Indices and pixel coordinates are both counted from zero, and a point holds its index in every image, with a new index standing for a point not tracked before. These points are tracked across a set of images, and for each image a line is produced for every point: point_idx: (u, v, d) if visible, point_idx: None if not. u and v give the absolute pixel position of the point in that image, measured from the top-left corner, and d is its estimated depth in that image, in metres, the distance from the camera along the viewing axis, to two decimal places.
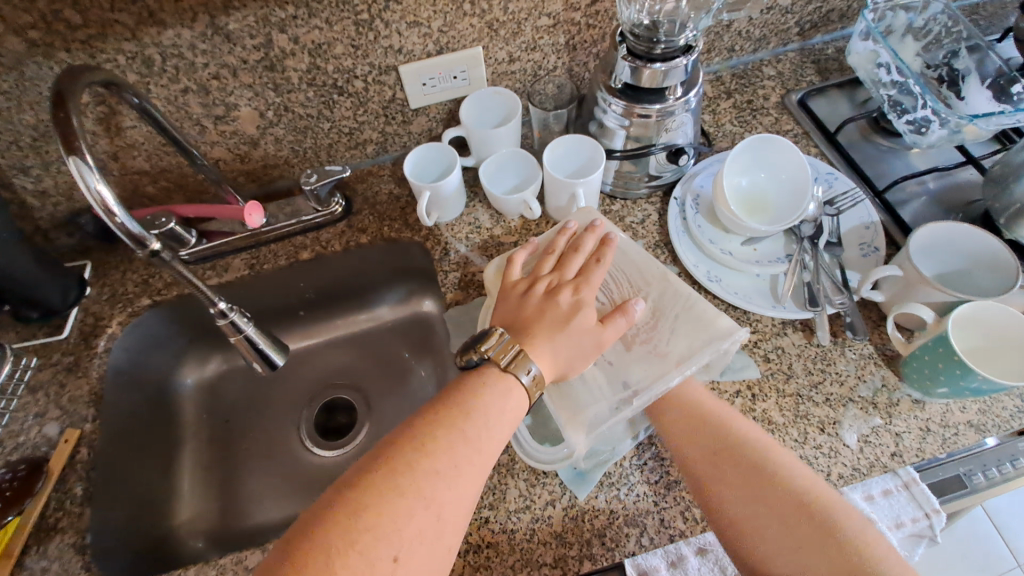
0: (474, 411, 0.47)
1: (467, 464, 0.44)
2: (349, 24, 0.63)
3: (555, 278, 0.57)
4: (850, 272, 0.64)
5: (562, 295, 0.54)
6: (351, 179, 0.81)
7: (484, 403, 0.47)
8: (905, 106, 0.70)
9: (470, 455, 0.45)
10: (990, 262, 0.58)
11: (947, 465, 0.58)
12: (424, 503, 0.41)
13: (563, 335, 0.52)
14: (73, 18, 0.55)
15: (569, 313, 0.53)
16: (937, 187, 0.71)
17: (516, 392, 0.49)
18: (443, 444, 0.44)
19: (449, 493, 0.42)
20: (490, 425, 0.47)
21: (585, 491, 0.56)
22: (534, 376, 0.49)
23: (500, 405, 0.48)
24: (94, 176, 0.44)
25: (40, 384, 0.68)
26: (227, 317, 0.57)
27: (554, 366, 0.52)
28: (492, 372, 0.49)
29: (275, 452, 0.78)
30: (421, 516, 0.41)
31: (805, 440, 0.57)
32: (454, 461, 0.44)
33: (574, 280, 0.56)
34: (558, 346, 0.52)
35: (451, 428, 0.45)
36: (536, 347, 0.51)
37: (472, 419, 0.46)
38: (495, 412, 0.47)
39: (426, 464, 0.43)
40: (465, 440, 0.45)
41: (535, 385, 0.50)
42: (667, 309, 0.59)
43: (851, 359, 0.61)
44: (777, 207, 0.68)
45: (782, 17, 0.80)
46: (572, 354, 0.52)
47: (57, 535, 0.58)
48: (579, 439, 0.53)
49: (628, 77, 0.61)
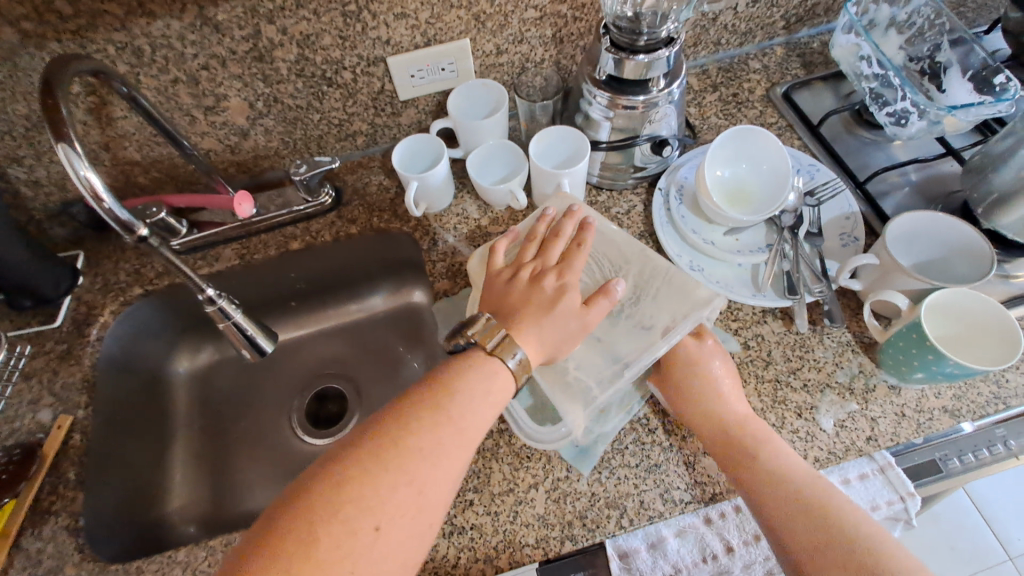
0: (458, 393, 0.47)
1: (450, 443, 0.45)
2: (337, 16, 0.63)
3: (538, 264, 0.58)
4: (829, 261, 0.66)
5: (545, 281, 0.56)
6: (341, 171, 0.82)
7: (470, 384, 0.48)
8: (886, 98, 0.71)
9: (453, 434, 0.46)
10: (965, 249, 0.59)
11: (923, 450, 0.58)
12: (406, 479, 0.42)
13: (548, 319, 0.53)
14: (63, 8, 0.55)
15: (554, 297, 0.54)
16: (918, 178, 0.72)
17: (501, 374, 0.50)
18: (427, 423, 0.45)
19: (432, 470, 0.43)
20: (475, 405, 0.48)
21: (588, 466, 0.57)
22: (519, 360, 0.50)
23: (485, 386, 0.49)
24: (83, 163, 0.45)
25: (34, 371, 0.69)
26: (215, 304, 0.58)
27: (541, 349, 0.52)
28: (479, 355, 0.50)
29: (267, 439, 0.79)
30: (404, 491, 0.42)
31: (783, 425, 0.58)
32: (438, 439, 0.45)
33: (557, 265, 0.57)
34: (544, 330, 0.53)
35: (436, 408, 0.46)
36: (522, 331, 0.52)
37: (456, 399, 0.47)
38: (480, 393, 0.48)
39: (409, 442, 0.43)
40: (449, 419, 0.46)
41: (520, 368, 0.50)
42: (650, 281, 0.61)
43: (829, 346, 0.62)
44: (759, 197, 0.69)
45: (768, 11, 0.81)
46: (557, 337, 0.53)
47: (50, 517, 0.60)
48: (577, 413, 0.54)
49: (612, 69, 0.62)
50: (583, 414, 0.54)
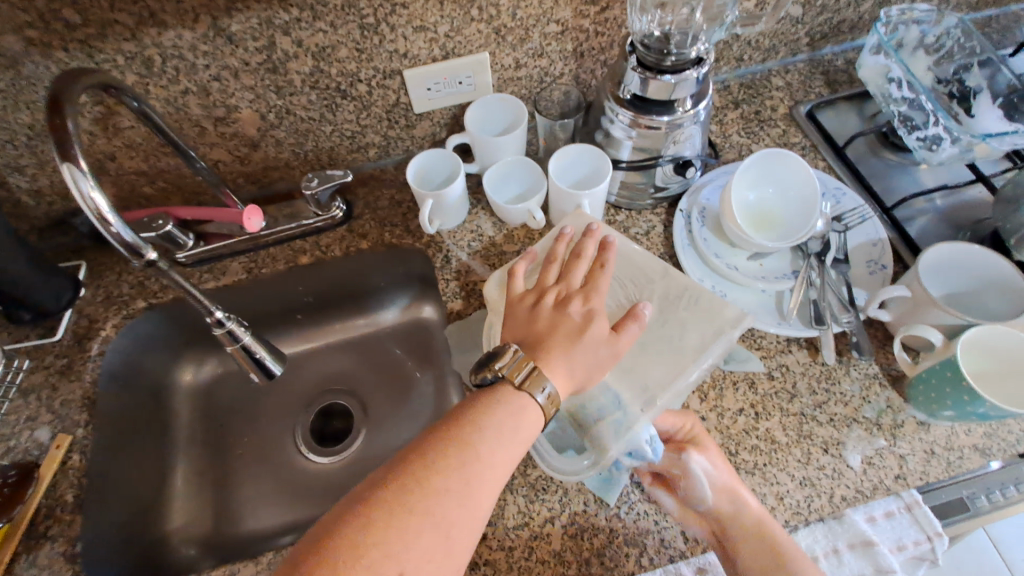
0: (486, 429, 0.45)
1: (478, 482, 0.43)
2: (354, 28, 0.61)
3: (563, 288, 0.56)
4: (857, 290, 0.64)
5: (572, 307, 0.54)
6: (352, 183, 0.80)
7: (498, 418, 0.46)
8: (916, 122, 0.69)
9: (481, 473, 0.44)
10: (1001, 286, 0.57)
11: (950, 487, 0.57)
12: (434, 520, 0.40)
13: (579, 348, 0.51)
14: (71, 17, 0.53)
15: (583, 324, 0.52)
16: (945, 205, 0.71)
17: (529, 409, 0.48)
18: (456, 461, 0.43)
19: (459, 511, 0.41)
20: (504, 441, 0.46)
21: (614, 497, 0.55)
22: (549, 395, 0.48)
23: (513, 421, 0.47)
24: (89, 183, 0.43)
25: (32, 387, 0.67)
26: (224, 327, 0.55)
27: (572, 380, 0.50)
28: (509, 390, 0.48)
29: (270, 457, 0.77)
30: (430, 534, 0.40)
31: (808, 461, 0.56)
32: (466, 478, 0.43)
33: (582, 289, 0.55)
34: (574, 361, 0.50)
35: (464, 445, 0.44)
36: (552, 363, 0.50)
37: (484, 435, 0.45)
38: (508, 429, 0.46)
39: (437, 481, 0.42)
40: (478, 456, 0.44)
41: (551, 403, 0.48)
42: (676, 302, 0.59)
43: (855, 379, 0.60)
44: (784, 222, 0.67)
45: (792, 28, 0.79)
46: (589, 367, 0.51)
47: (48, 543, 0.58)
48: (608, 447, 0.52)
49: (637, 88, 0.60)
50: (614, 445, 0.53)
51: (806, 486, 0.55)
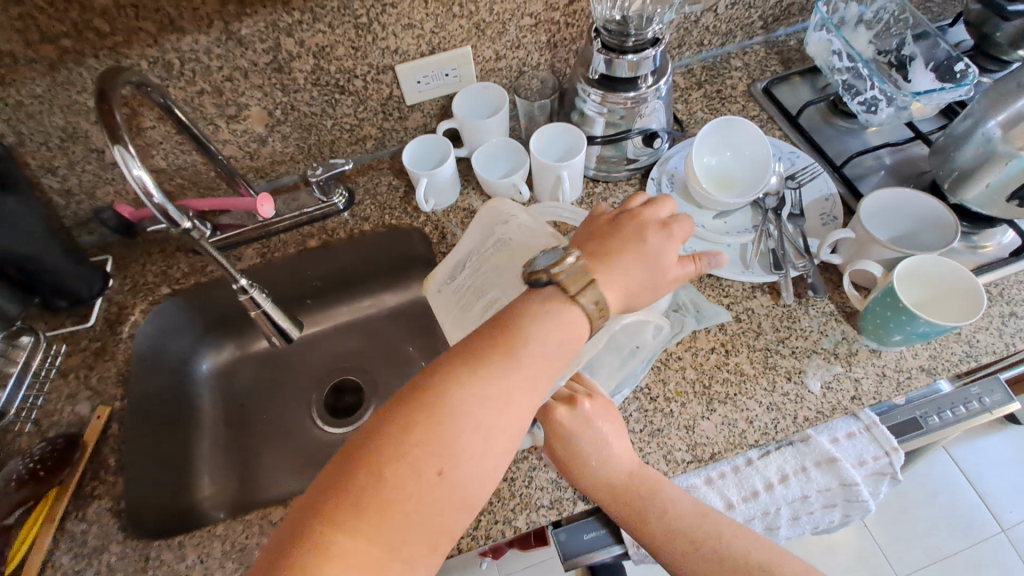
0: (534, 340, 0.47)
1: (517, 388, 0.45)
2: (349, 28, 0.69)
3: (639, 212, 0.56)
4: (811, 240, 0.71)
5: (654, 229, 0.54)
6: (352, 173, 0.87)
7: (543, 329, 0.47)
8: (858, 88, 0.77)
9: (519, 380, 0.46)
10: (933, 223, 0.64)
11: (905, 409, 0.65)
12: (472, 425, 0.43)
13: (637, 259, 0.52)
14: (101, 26, 0.60)
15: (659, 245, 0.53)
16: (891, 161, 0.78)
17: (578, 322, 0.49)
18: (495, 370, 0.45)
19: (478, 431, 0.43)
20: (552, 350, 0.47)
21: None
22: (600, 305, 0.49)
23: (557, 328, 0.48)
24: (135, 163, 0.50)
25: (70, 367, 0.74)
26: (248, 293, 0.62)
27: (621, 294, 0.52)
28: (562, 297, 0.49)
29: (289, 433, 0.83)
30: (470, 437, 0.42)
31: (774, 389, 0.63)
32: (483, 400, 0.44)
33: (637, 220, 0.55)
34: (633, 272, 0.52)
35: (506, 354, 0.46)
36: (608, 272, 0.51)
37: (528, 345, 0.47)
38: (554, 338, 0.47)
39: (474, 387, 0.44)
40: (519, 365, 0.46)
41: (598, 311, 0.49)
42: None
43: (814, 317, 0.67)
44: (744, 183, 0.74)
45: (746, 12, 0.87)
46: (639, 284, 0.52)
47: (94, 500, 0.64)
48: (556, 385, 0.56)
49: (603, 68, 0.67)
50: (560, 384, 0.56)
51: (773, 410, 0.62)
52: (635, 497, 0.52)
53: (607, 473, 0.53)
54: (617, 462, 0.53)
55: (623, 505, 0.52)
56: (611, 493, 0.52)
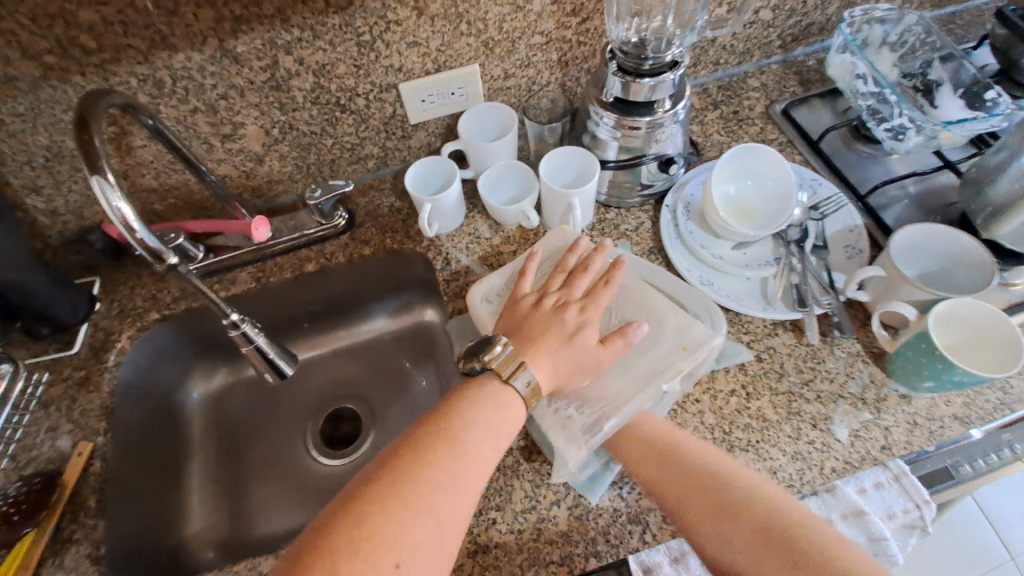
0: (473, 425, 0.49)
1: (466, 476, 0.46)
2: (351, 46, 0.65)
3: (563, 295, 0.59)
4: (835, 274, 0.67)
5: (568, 313, 0.56)
6: (353, 194, 0.84)
7: (484, 414, 0.49)
8: (884, 114, 0.73)
9: (471, 467, 0.47)
10: (967, 262, 0.61)
11: (936, 457, 0.60)
12: (425, 514, 0.43)
13: (563, 350, 0.54)
14: (88, 43, 0.57)
15: (574, 331, 0.55)
16: (917, 191, 0.75)
17: (514, 403, 0.51)
18: (444, 455, 0.46)
19: (449, 502, 0.44)
20: (490, 435, 0.49)
21: (597, 495, 0.58)
22: (531, 386, 0.52)
23: (498, 417, 0.50)
24: (115, 193, 0.46)
25: (51, 398, 0.70)
26: (240, 328, 0.58)
27: (552, 379, 0.53)
28: (495, 383, 0.51)
29: (282, 464, 0.79)
30: (421, 526, 0.42)
31: (799, 436, 0.59)
32: (453, 471, 0.46)
33: (581, 299, 0.58)
34: (558, 360, 0.54)
35: (451, 439, 0.47)
36: (536, 360, 0.53)
37: (472, 430, 0.48)
38: (494, 421, 0.49)
39: (427, 474, 0.44)
40: (466, 451, 0.47)
41: (531, 394, 0.52)
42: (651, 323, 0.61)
43: (839, 357, 0.64)
44: (765, 213, 0.71)
45: (764, 32, 0.84)
46: (570, 370, 0.54)
47: (72, 546, 0.60)
48: (572, 451, 0.54)
49: (619, 91, 0.64)
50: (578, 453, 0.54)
51: (798, 459, 0.58)
52: (713, 493, 0.52)
53: (669, 465, 0.55)
54: (694, 456, 0.55)
55: (697, 500, 0.52)
56: (646, 457, 0.56)
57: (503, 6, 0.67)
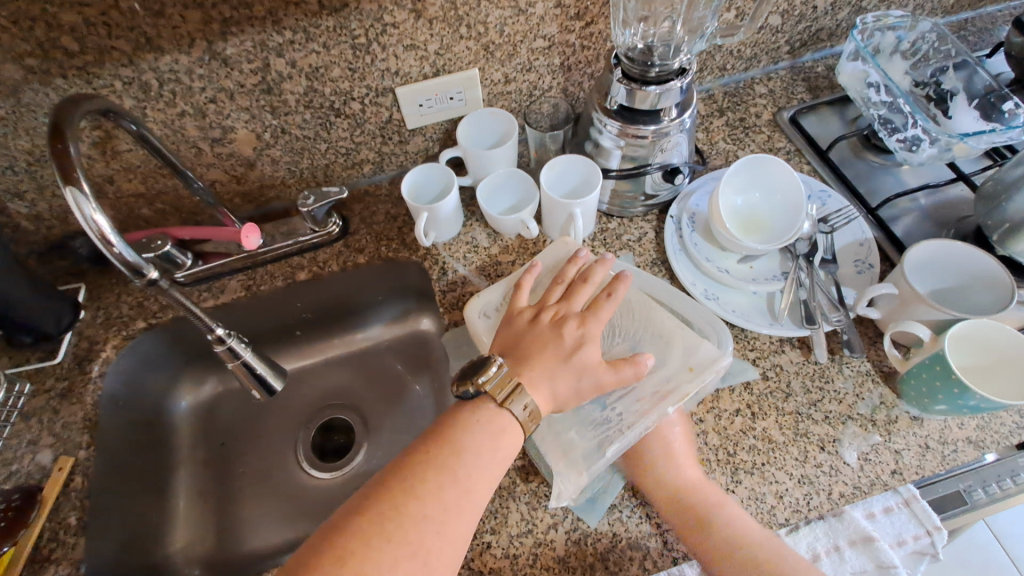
0: (465, 454, 0.47)
1: (455, 509, 0.44)
2: (346, 48, 0.63)
3: (561, 309, 0.56)
4: (846, 289, 0.65)
5: (566, 328, 0.54)
6: (348, 200, 0.81)
7: (477, 442, 0.47)
8: (896, 124, 0.71)
9: (461, 498, 0.45)
10: (984, 281, 0.59)
11: (946, 481, 0.58)
12: (409, 550, 0.41)
13: (562, 369, 0.52)
14: (70, 45, 0.54)
15: (573, 348, 0.53)
16: (928, 203, 0.72)
17: (508, 428, 0.49)
18: (433, 486, 0.44)
19: (436, 538, 0.43)
20: (482, 464, 0.47)
21: (595, 520, 0.55)
22: (528, 411, 0.49)
23: (491, 445, 0.48)
24: (91, 206, 0.44)
25: (33, 410, 0.67)
26: (225, 344, 0.56)
27: (549, 400, 0.51)
28: (488, 407, 0.49)
29: (271, 475, 0.77)
30: (404, 564, 0.41)
31: (806, 459, 0.57)
32: (443, 505, 0.44)
33: (581, 313, 0.56)
34: (556, 380, 0.51)
35: (441, 469, 0.45)
36: (533, 380, 0.51)
37: (463, 459, 0.46)
38: (487, 450, 0.47)
39: (413, 508, 0.43)
40: (456, 481, 0.45)
41: (528, 418, 0.49)
42: (657, 342, 0.59)
43: (848, 376, 0.61)
44: (772, 225, 0.68)
45: (773, 37, 0.81)
46: (570, 390, 0.51)
47: (51, 566, 0.58)
48: (573, 476, 0.52)
49: (623, 99, 0.61)
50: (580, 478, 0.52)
51: (805, 483, 0.56)
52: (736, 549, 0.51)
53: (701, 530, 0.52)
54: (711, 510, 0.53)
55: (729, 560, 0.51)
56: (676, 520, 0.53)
57: (504, 9, 0.64)
